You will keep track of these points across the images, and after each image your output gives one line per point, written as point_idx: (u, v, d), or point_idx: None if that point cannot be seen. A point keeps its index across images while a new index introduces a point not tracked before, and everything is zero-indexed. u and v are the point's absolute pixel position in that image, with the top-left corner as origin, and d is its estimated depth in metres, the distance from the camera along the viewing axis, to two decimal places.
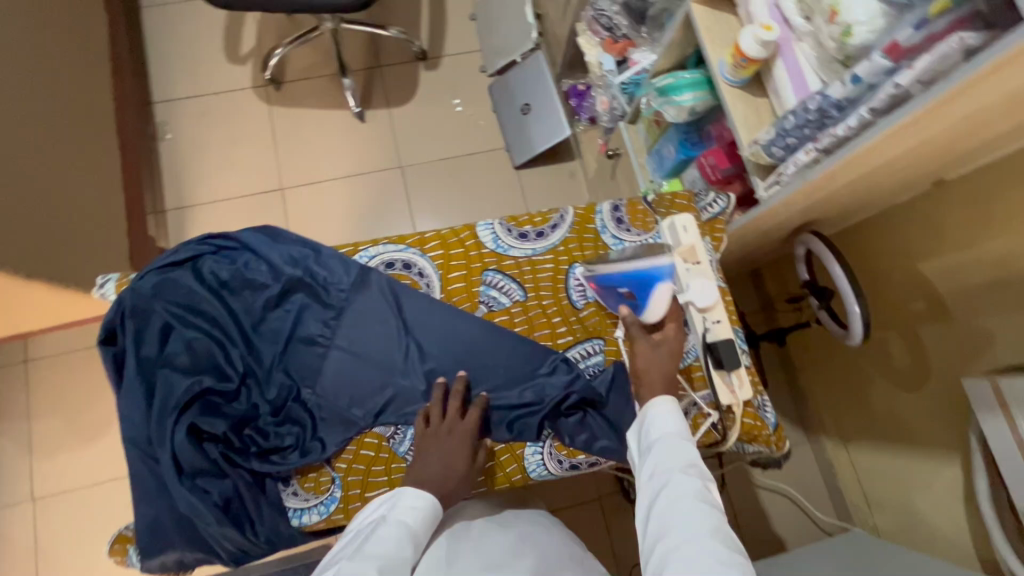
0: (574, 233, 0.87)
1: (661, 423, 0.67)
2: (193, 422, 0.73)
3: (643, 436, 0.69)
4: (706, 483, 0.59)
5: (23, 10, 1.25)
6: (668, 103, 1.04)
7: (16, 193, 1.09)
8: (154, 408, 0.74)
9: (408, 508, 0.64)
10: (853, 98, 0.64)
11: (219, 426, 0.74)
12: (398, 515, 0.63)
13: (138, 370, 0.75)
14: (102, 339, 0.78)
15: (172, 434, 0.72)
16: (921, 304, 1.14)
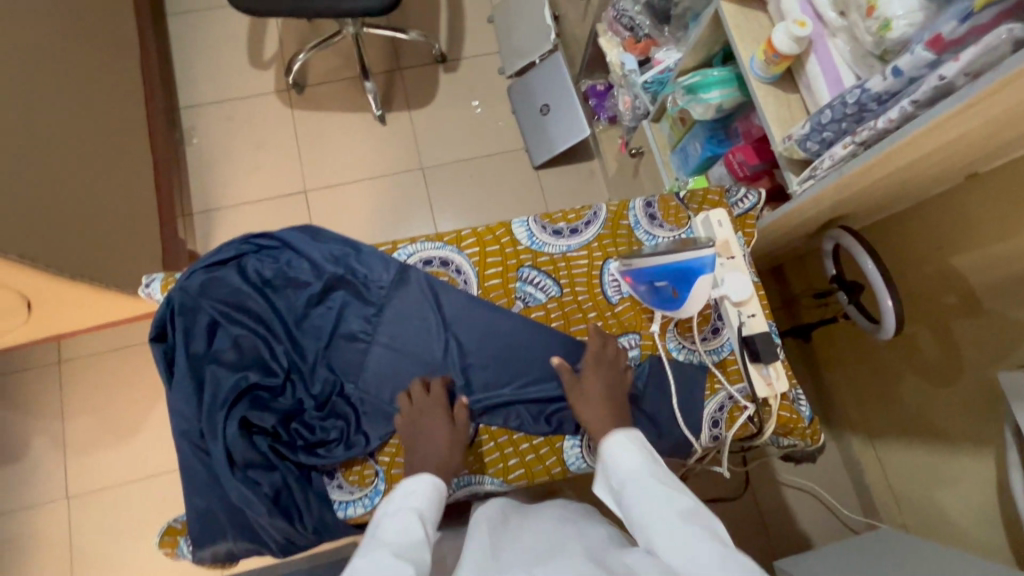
0: (608, 229, 0.88)
1: (625, 469, 0.65)
2: (242, 416, 0.75)
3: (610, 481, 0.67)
4: (706, 523, 0.57)
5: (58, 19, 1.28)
6: (696, 101, 1.05)
7: (60, 196, 1.13)
8: (204, 403, 0.76)
9: (414, 492, 0.63)
10: (893, 91, 0.65)
11: (268, 420, 0.76)
12: (405, 503, 0.62)
13: (188, 366, 0.77)
14: (153, 337, 0.80)
15: (224, 428, 0.74)
16: (953, 298, 1.14)
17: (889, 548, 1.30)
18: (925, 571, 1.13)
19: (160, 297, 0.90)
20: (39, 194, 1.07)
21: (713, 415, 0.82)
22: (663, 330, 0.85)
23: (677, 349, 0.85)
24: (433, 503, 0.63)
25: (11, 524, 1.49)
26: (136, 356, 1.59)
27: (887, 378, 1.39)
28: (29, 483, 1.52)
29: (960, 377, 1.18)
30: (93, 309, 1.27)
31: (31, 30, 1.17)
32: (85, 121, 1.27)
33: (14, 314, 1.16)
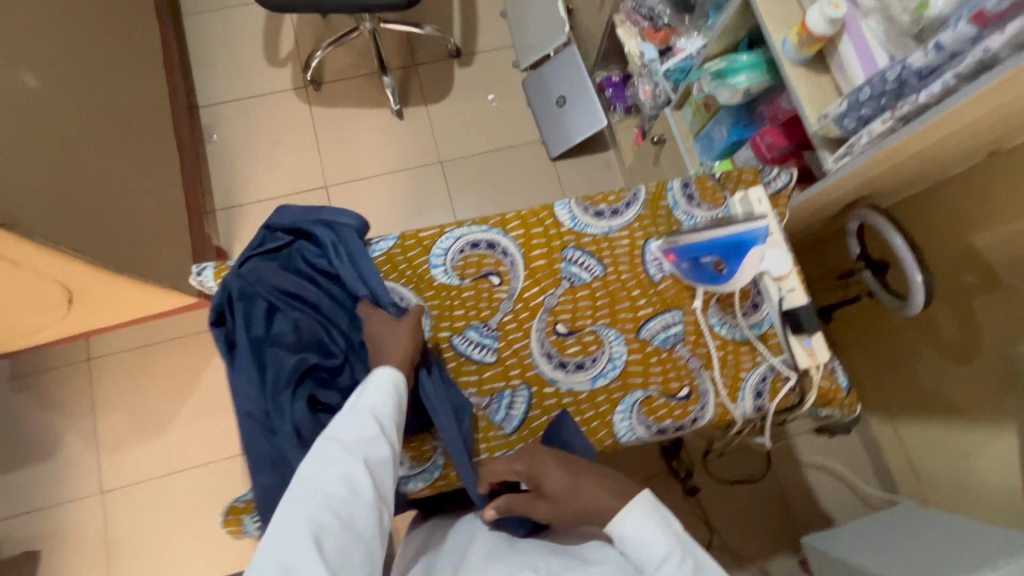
0: (647, 210, 0.91)
1: (638, 539, 0.62)
2: (308, 395, 0.78)
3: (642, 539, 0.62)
4: None
5: (104, 16, 1.30)
6: (723, 86, 1.07)
7: (111, 190, 1.15)
8: (268, 383, 0.78)
9: (377, 389, 0.68)
10: (934, 67, 0.67)
11: (333, 398, 0.79)
12: (371, 397, 0.67)
13: (250, 348, 0.80)
14: (214, 322, 0.83)
15: (290, 407, 0.77)
16: (972, 276, 1.17)
17: (912, 521, 1.33)
18: (953, 541, 1.16)
19: (212, 284, 0.91)
20: (96, 188, 1.09)
21: (757, 386, 0.85)
22: (705, 306, 0.87)
23: (719, 324, 0.87)
24: (396, 394, 0.70)
25: (46, 521, 1.50)
26: (164, 353, 1.61)
27: (906, 356, 1.42)
28: (62, 480, 1.53)
29: (981, 353, 1.21)
30: (129, 304, 1.28)
31: (84, 27, 1.19)
32: (131, 117, 1.29)
33: (54, 309, 1.18)
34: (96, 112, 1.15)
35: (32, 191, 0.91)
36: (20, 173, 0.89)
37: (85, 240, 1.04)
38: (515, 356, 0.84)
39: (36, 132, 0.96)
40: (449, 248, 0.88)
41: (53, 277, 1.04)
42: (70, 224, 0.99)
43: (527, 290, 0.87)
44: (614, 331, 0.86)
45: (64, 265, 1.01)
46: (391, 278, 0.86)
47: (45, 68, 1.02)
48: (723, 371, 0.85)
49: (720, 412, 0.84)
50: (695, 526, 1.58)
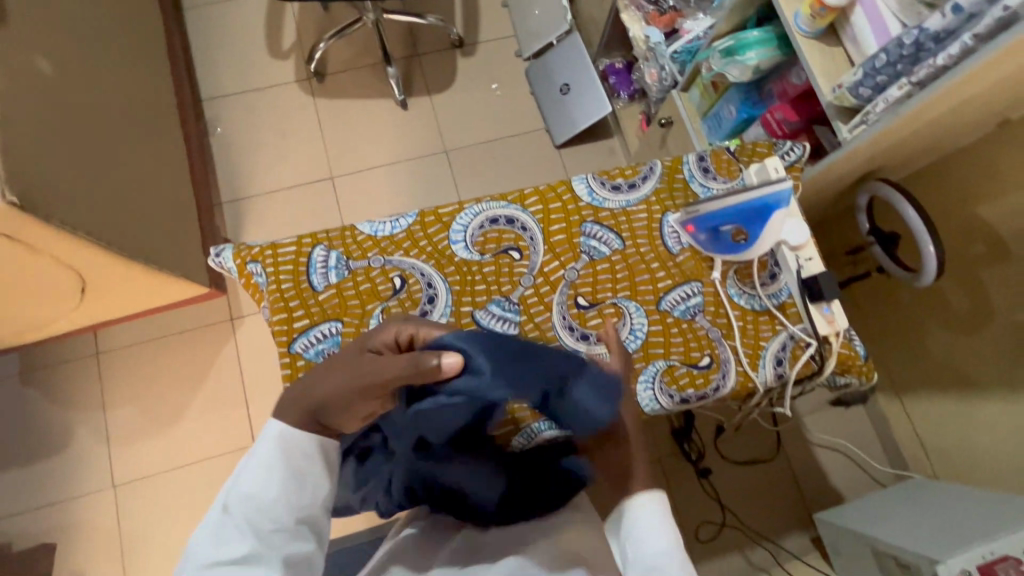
0: (664, 184, 0.92)
1: (642, 523, 0.66)
2: None
3: (652, 527, 0.65)
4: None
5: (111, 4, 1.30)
6: (732, 64, 1.08)
7: (121, 177, 1.14)
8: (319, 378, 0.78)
9: (265, 456, 0.61)
10: (951, 29, 0.68)
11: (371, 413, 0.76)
12: (253, 468, 0.61)
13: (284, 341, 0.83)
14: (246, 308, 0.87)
15: None
16: (981, 248, 1.19)
17: (923, 492, 1.34)
18: (968, 511, 1.18)
19: (231, 266, 0.88)
20: (104, 175, 1.09)
21: (777, 354, 0.85)
22: (723, 277, 0.88)
23: (738, 294, 0.88)
24: (274, 462, 0.61)
25: (58, 515, 1.50)
26: (174, 345, 1.61)
27: (913, 332, 1.44)
28: (73, 474, 1.53)
29: (990, 325, 1.22)
30: (142, 293, 1.28)
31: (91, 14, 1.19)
32: (138, 106, 1.29)
33: (68, 298, 1.17)
34: (104, 100, 1.15)
35: (48, 174, 0.91)
36: (37, 157, 0.89)
37: (101, 226, 1.04)
38: (538, 329, 0.85)
39: (50, 116, 0.95)
40: (469, 225, 0.88)
41: (68, 264, 1.04)
42: (86, 210, 0.99)
43: (547, 264, 0.87)
44: (635, 304, 0.86)
45: (79, 251, 1.00)
46: (410, 255, 0.86)
47: (57, 54, 1.02)
48: (744, 340, 0.86)
49: (742, 380, 0.84)
50: (707, 506, 1.59)
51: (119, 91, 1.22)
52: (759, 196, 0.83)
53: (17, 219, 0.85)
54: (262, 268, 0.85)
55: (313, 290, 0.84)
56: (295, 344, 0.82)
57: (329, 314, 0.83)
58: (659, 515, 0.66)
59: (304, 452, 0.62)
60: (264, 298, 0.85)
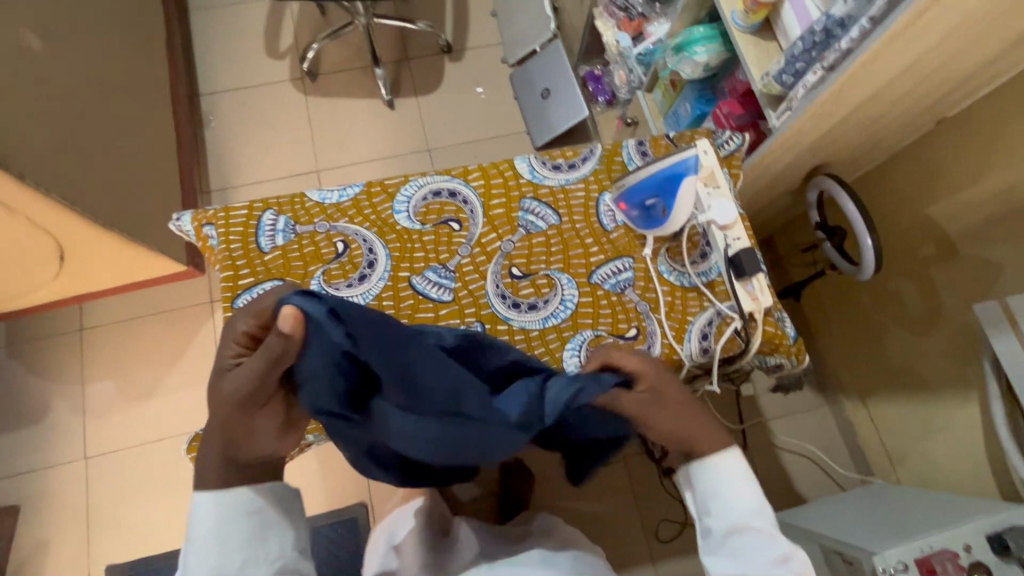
0: (603, 165, 0.96)
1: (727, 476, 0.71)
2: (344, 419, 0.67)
3: (741, 484, 0.71)
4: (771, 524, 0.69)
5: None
6: (684, 60, 1.13)
7: (105, 154, 1.21)
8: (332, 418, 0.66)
9: (212, 522, 0.64)
10: (854, 15, 0.73)
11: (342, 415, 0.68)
12: (207, 537, 0.63)
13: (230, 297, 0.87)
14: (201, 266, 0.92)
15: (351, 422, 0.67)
16: (930, 248, 1.21)
17: (879, 493, 1.34)
18: (918, 511, 1.17)
19: (188, 229, 0.93)
20: (91, 148, 1.16)
21: (703, 329, 0.88)
22: (655, 254, 0.92)
23: (668, 271, 0.91)
24: (234, 516, 0.64)
25: (30, 483, 1.54)
26: (154, 323, 1.66)
27: (874, 335, 1.44)
28: (49, 444, 1.57)
29: (941, 324, 1.23)
30: (121, 265, 1.34)
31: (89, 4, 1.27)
32: (130, 92, 1.37)
33: (47, 265, 1.23)
34: (96, 82, 1.23)
35: (27, 139, 0.98)
36: (16, 121, 0.96)
37: (79, 194, 1.10)
38: (471, 295, 0.88)
39: (36, 89, 1.03)
40: (412, 196, 0.93)
41: (44, 228, 1.10)
42: (64, 175, 1.06)
43: (485, 235, 0.91)
44: (567, 276, 0.90)
45: (54, 215, 1.07)
46: (354, 222, 0.91)
47: (50, 33, 1.10)
48: (671, 314, 0.89)
49: (668, 351, 0.86)
50: (669, 506, 1.58)
51: (111, 74, 1.30)
52: (670, 165, 0.86)
53: None
54: (215, 230, 0.90)
55: (260, 251, 0.89)
56: (239, 300, 0.86)
57: (273, 273, 0.88)
58: (744, 471, 0.71)
59: (252, 504, 0.65)
60: (214, 257, 0.90)
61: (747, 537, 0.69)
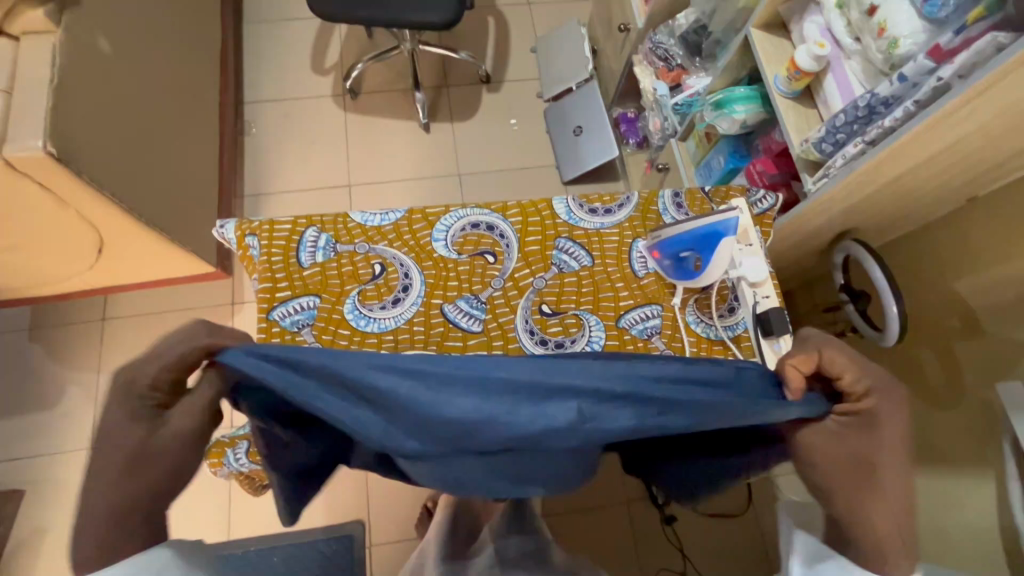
0: (639, 212, 0.98)
1: None
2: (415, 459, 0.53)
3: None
4: None
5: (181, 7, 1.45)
6: (722, 116, 1.16)
7: (157, 156, 1.26)
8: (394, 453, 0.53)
9: None
10: (899, 95, 0.76)
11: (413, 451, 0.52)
12: None
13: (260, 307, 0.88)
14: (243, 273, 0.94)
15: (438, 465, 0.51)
16: (955, 322, 1.21)
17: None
18: None
19: (230, 236, 0.96)
20: (144, 150, 1.20)
21: None
22: (683, 304, 0.93)
23: (696, 322, 0.92)
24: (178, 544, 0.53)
25: (35, 467, 1.55)
26: (176, 320, 1.68)
27: None
28: (59, 430, 1.58)
29: (962, 398, 1.22)
30: (155, 262, 1.38)
31: (160, 13, 1.34)
32: (186, 98, 1.42)
33: (86, 256, 1.26)
34: (156, 87, 1.28)
35: (90, 137, 1.02)
36: (82, 121, 1.00)
37: (129, 193, 1.14)
38: (500, 329, 0.90)
39: (104, 90, 1.07)
40: (451, 227, 0.95)
41: (91, 222, 1.13)
42: (117, 174, 1.10)
43: (518, 271, 0.94)
44: (595, 317, 0.91)
45: (103, 211, 1.10)
46: (393, 246, 0.93)
47: (123, 41, 1.16)
48: None
49: None
50: (669, 555, 1.56)
51: (171, 80, 1.35)
52: (705, 226, 0.90)
53: (52, 171, 0.95)
54: (257, 241, 0.92)
55: (300, 266, 0.91)
56: (274, 312, 0.88)
57: (310, 289, 0.90)
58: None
59: (153, 566, 0.49)
60: (255, 266, 0.92)
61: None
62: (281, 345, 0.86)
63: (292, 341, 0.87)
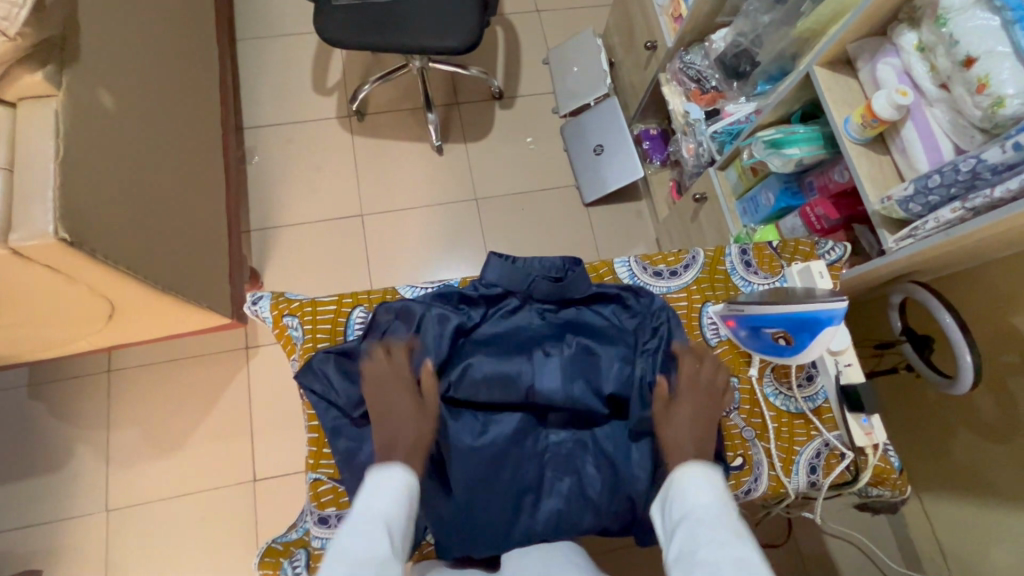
0: (706, 273, 0.92)
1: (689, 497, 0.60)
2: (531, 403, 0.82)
3: (671, 509, 0.61)
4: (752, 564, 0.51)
5: (176, 37, 1.33)
6: (775, 155, 1.10)
7: (168, 209, 1.16)
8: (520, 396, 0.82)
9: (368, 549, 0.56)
10: (1011, 163, 0.70)
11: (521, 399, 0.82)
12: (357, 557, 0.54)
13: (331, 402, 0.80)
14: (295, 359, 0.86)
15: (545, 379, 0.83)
16: (1013, 356, 1.13)
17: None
18: None
19: (268, 315, 0.89)
20: (155, 206, 1.10)
21: (811, 461, 0.84)
22: (760, 375, 0.88)
23: (775, 394, 0.87)
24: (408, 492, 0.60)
25: (48, 534, 1.46)
26: (186, 370, 1.59)
27: (937, 434, 1.36)
28: (68, 495, 1.49)
29: (1019, 434, 1.14)
30: (168, 320, 1.28)
31: (158, 50, 1.22)
32: (191, 138, 1.31)
33: (94, 322, 1.17)
34: (160, 132, 1.17)
35: (103, 207, 0.93)
36: (91, 192, 0.90)
37: (143, 259, 1.04)
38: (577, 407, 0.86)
39: (112, 150, 0.98)
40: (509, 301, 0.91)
41: (101, 292, 1.04)
42: (131, 242, 1.00)
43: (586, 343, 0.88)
44: None
45: (116, 283, 1.01)
46: None
47: (124, 89, 1.05)
48: (779, 442, 0.85)
49: (775, 485, 0.83)
50: None
51: (177, 124, 1.25)
52: (793, 311, 0.75)
53: (65, 254, 0.86)
54: (298, 323, 0.86)
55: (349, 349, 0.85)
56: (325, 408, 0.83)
57: None
58: (704, 479, 0.61)
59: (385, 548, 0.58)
60: (297, 351, 0.86)
61: (696, 555, 0.54)
62: None
63: None
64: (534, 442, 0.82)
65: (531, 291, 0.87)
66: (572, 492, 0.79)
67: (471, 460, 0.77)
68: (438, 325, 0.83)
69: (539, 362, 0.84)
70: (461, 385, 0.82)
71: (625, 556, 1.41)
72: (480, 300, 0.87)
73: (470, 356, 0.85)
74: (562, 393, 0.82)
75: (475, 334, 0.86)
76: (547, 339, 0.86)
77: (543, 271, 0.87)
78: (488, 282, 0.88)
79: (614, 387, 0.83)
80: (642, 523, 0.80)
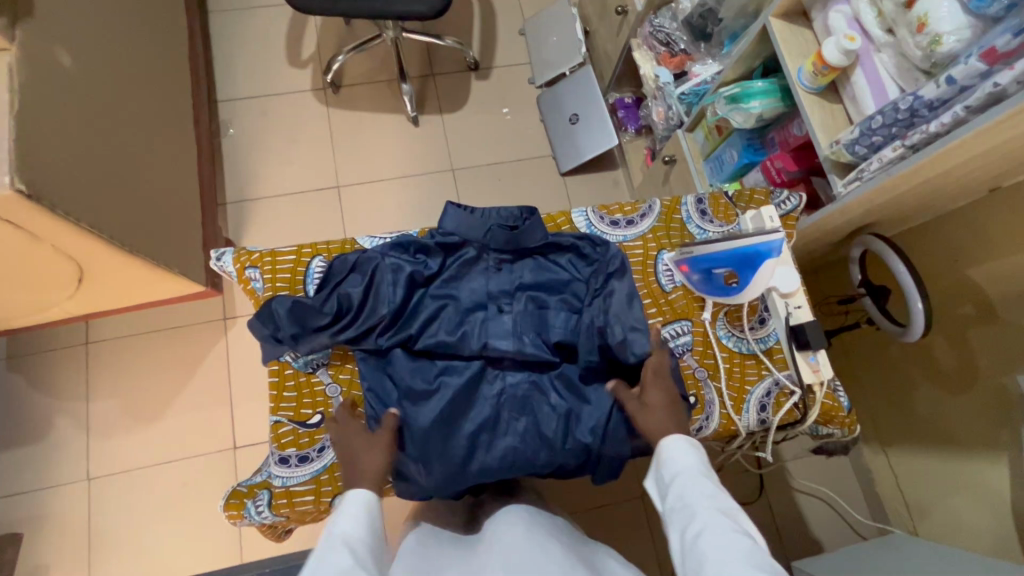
0: (662, 222, 0.95)
1: (675, 459, 0.68)
2: (485, 351, 0.85)
3: (660, 473, 0.70)
4: (728, 512, 0.60)
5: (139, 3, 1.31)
6: (737, 110, 1.12)
7: (134, 174, 1.16)
8: (473, 347, 0.85)
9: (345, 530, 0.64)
10: (945, 99, 0.72)
11: (476, 347, 0.85)
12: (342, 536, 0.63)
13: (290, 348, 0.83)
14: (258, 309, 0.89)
15: (500, 329, 0.86)
16: (969, 308, 1.16)
17: (895, 540, 1.27)
18: None
19: (230, 269, 0.90)
20: (119, 171, 1.10)
21: (761, 400, 0.87)
22: (713, 319, 0.90)
23: (727, 337, 0.90)
24: (372, 518, 0.67)
25: (30, 503, 1.48)
26: (164, 341, 1.60)
27: (899, 389, 1.39)
28: (49, 465, 1.51)
29: (975, 383, 1.18)
30: (140, 287, 1.28)
31: (120, 16, 1.21)
32: (157, 106, 1.31)
33: (64, 287, 1.18)
34: (122, 96, 1.16)
35: (63, 165, 0.93)
36: (49, 149, 0.90)
37: (108, 222, 1.04)
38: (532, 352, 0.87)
39: (71, 110, 0.98)
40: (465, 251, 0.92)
41: (69, 254, 1.05)
42: (93, 203, 1.00)
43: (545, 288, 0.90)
44: None
45: (82, 243, 1.02)
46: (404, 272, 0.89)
47: (81, 51, 1.04)
48: (729, 382, 0.87)
49: (725, 423, 0.86)
50: None
51: (142, 92, 1.25)
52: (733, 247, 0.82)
53: (23, 208, 0.87)
54: (259, 274, 0.88)
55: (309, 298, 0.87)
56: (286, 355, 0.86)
57: None
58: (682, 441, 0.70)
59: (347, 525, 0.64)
60: (260, 301, 0.88)
61: (694, 506, 0.62)
62: (296, 388, 0.85)
63: (308, 384, 0.85)
64: (490, 386, 0.84)
65: (487, 241, 0.88)
66: (528, 431, 0.81)
67: (426, 407, 0.80)
68: (394, 276, 0.85)
69: (494, 313, 0.87)
70: (420, 336, 0.85)
71: (597, 512, 1.44)
72: (437, 248, 0.88)
73: (426, 305, 0.86)
74: (514, 341, 0.85)
75: (432, 285, 0.88)
76: (502, 289, 0.88)
77: (500, 220, 0.89)
78: (446, 231, 0.89)
79: (561, 335, 0.86)
80: (596, 460, 0.82)
